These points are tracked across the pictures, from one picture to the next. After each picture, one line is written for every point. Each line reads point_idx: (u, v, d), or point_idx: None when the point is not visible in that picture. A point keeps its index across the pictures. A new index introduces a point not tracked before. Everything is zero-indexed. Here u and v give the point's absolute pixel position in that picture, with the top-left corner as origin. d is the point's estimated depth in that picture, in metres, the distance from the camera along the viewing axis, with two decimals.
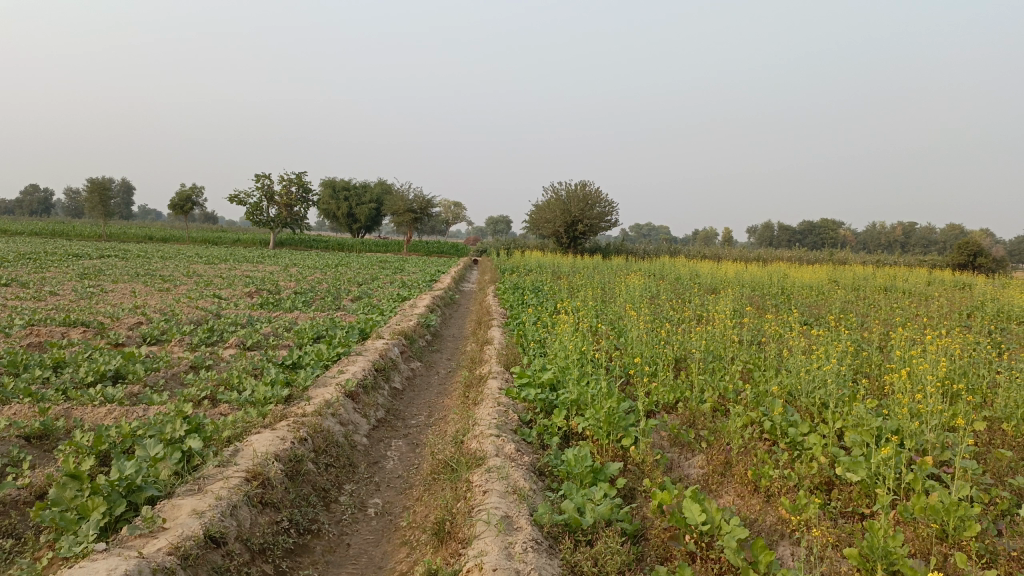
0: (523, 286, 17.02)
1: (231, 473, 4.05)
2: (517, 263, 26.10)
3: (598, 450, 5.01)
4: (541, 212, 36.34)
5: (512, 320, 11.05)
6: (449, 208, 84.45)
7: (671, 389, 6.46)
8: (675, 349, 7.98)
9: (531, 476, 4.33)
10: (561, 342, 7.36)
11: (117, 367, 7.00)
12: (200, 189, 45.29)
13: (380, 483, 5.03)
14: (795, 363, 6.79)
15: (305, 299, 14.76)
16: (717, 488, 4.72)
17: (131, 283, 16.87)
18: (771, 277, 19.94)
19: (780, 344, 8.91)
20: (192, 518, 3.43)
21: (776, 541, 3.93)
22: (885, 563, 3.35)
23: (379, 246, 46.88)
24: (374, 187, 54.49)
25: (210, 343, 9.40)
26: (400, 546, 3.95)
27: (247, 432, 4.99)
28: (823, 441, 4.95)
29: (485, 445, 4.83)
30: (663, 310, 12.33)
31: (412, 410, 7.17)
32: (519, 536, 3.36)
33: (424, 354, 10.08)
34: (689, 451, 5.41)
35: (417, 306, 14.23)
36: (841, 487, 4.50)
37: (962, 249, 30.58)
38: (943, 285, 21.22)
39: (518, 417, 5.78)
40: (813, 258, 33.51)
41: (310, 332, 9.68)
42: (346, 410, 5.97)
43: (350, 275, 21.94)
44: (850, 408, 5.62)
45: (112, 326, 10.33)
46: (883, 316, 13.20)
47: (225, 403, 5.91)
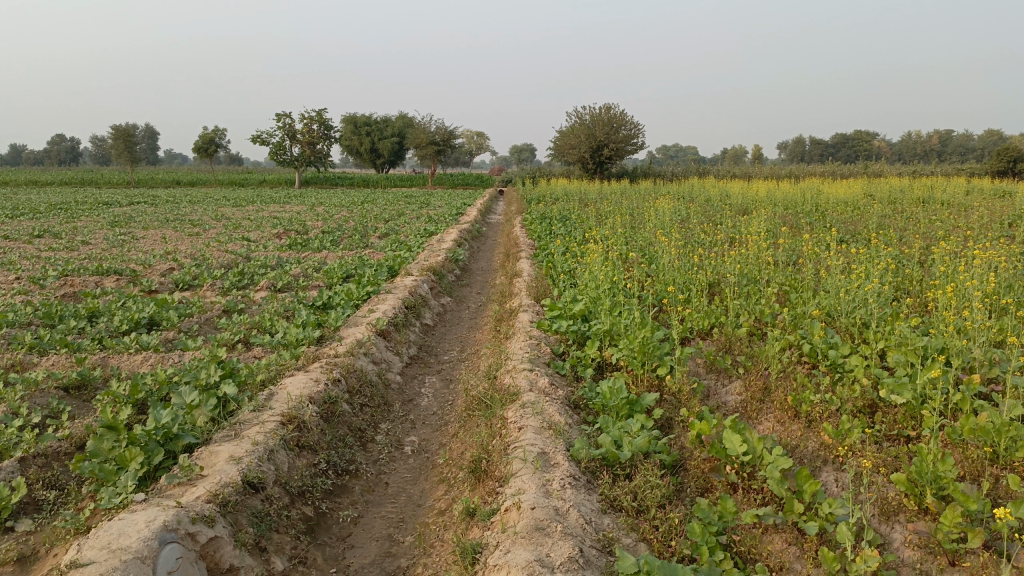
0: (551, 216, 16.77)
1: (266, 417, 4.04)
2: (543, 192, 25.81)
3: (634, 380, 4.94)
4: (566, 138, 35.66)
5: (541, 250, 10.91)
6: (472, 138, 83.29)
7: (705, 315, 6.34)
8: (709, 274, 7.81)
9: (566, 410, 4.27)
10: (592, 272, 7.23)
11: (151, 314, 7.05)
12: (223, 131, 45.09)
13: (415, 420, 5.02)
14: (834, 285, 6.61)
15: (333, 237, 14.70)
16: (757, 415, 4.63)
17: (162, 229, 16.95)
18: (805, 194, 19.47)
19: (816, 264, 8.67)
20: (229, 465, 3.44)
21: (819, 467, 3.86)
22: (934, 488, 3.24)
23: (404, 180, 46.58)
24: (395, 121, 53.81)
25: (241, 286, 9.42)
26: (438, 484, 3.94)
27: (281, 375, 5.00)
28: (865, 363, 4.82)
29: (518, 380, 4.78)
30: (695, 234, 12.08)
31: (444, 346, 7.16)
32: (556, 473, 3.31)
33: (454, 289, 10.03)
34: (726, 377, 5.32)
35: (444, 240, 14.13)
36: (885, 410, 4.39)
37: (1001, 156, 29.50)
38: (983, 194, 20.58)
39: (551, 349, 5.71)
40: (845, 173, 32.63)
41: (339, 271, 9.64)
42: (379, 348, 5.96)
43: (376, 212, 21.86)
44: (892, 328, 5.47)
45: (145, 273, 10.42)
46: (922, 230, 12.81)
47: (258, 346, 5.92)
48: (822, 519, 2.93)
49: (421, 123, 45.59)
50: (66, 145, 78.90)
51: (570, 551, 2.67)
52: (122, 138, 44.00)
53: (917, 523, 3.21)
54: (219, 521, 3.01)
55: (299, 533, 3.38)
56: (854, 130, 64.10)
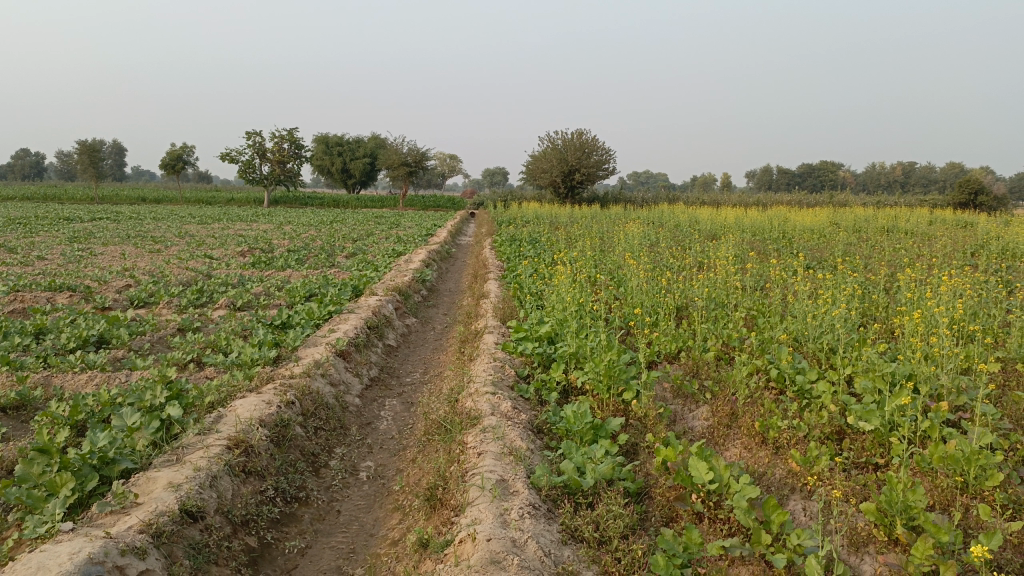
0: (520, 238, 16.68)
1: (212, 441, 3.83)
2: (514, 215, 25.77)
3: (599, 404, 4.81)
4: (537, 162, 35.78)
5: (509, 272, 10.79)
6: (444, 160, 83.29)
7: (673, 339, 6.25)
8: (677, 298, 7.75)
9: (528, 435, 4.12)
10: (559, 294, 7.12)
11: (101, 332, 6.77)
12: (192, 148, 44.53)
13: (372, 445, 4.83)
14: (802, 310, 6.57)
15: (298, 256, 14.44)
16: (724, 441, 4.52)
17: (123, 245, 16.52)
18: (772, 222, 19.65)
19: (784, 289, 8.66)
20: (167, 492, 3.23)
21: (787, 496, 3.74)
22: (905, 519, 3.14)
23: (375, 200, 46.35)
24: (367, 141, 53.63)
25: (200, 304, 9.15)
26: (392, 513, 3.75)
27: (231, 396, 4.79)
28: (833, 388, 4.75)
29: (480, 403, 4.62)
30: (664, 258, 12.05)
31: (407, 368, 6.98)
32: (515, 502, 3.15)
33: (419, 310, 9.86)
34: (693, 402, 5.21)
35: (412, 261, 13.95)
36: (853, 437, 4.30)
37: (962, 188, 30.14)
38: (945, 224, 20.97)
39: (515, 372, 5.55)
40: (812, 201, 33.12)
41: (302, 290, 9.42)
42: (337, 369, 5.77)
43: (345, 231, 21.62)
44: (860, 353, 5.42)
45: (100, 289, 10.09)
46: (888, 258, 12.94)
47: (210, 366, 5.69)
48: (790, 551, 2.80)
49: (392, 145, 45.48)
50: (30, 159, 77.48)
51: None
52: (88, 154, 43.22)
53: (887, 555, 3.10)
54: (152, 553, 2.80)
55: (240, 565, 3.17)
56: (820, 160, 65.32)
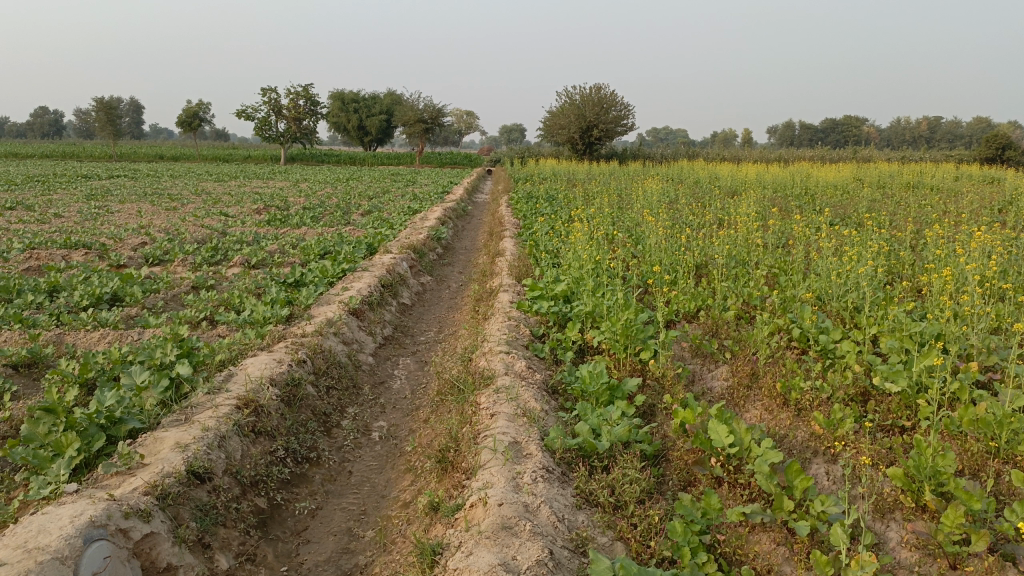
0: (537, 195, 16.46)
1: (221, 401, 3.77)
2: (531, 172, 25.47)
3: (616, 364, 4.70)
4: (555, 118, 35.26)
5: (525, 229, 10.63)
6: (461, 116, 82.49)
7: (692, 298, 6.11)
8: (696, 255, 7.58)
9: (542, 396, 4.02)
10: (576, 251, 6.97)
11: (114, 290, 6.73)
12: (207, 105, 44.28)
13: (385, 404, 4.76)
14: (826, 268, 6.39)
15: (313, 214, 14.34)
16: (744, 402, 4.41)
17: (139, 203, 16.48)
18: (795, 178, 19.27)
19: (806, 247, 8.45)
20: (175, 452, 3.18)
21: (809, 459, 3.63)
22: (933, 484, 3.03)
23: (391, 157, 46.03)
24: (382, 98, 53.10)
25: (214, 262, 9.09)
26: (405, 473, 3.69)
27: (242, 355, 4.72)
28: (858, 348, 4.61)
29: (494, 362, 4.52)
30: (683, 215, 11.82)
31: (421, 326, 6.90)
32: (528, 465, 3.06)
33: (434, 268, 9.75)
34: (712, 362, 5.10)
35: (427, 218, 13.81)
36: (878, 399, 4.17)
37: (989, 143, 29.38)
38: (971, 179, 20.50)
39: (530, 331, 5.44)
40: (835, 157, 32.48)
41: (316, 248, 9.33)
42: (350, 328, 5.69)
43: (361, 188, 21.48)
44: (886, 312, 5.26)
45: (115, 247, 10.05)
46: (913, 214, 12.63)
47: (222, 325, 5.63)
48: (814, 518, 2.70)
49: (408, 101, 44.97)
50: (48, 118, 77.59)
51: (538, 554, 2.43)
52: (105, 112, 43.14)
53: (914, 522, 3.00)
54: (157, 516, 2.75)
55: (249, 527, 3.13)
56: (844, 115, 63.98)
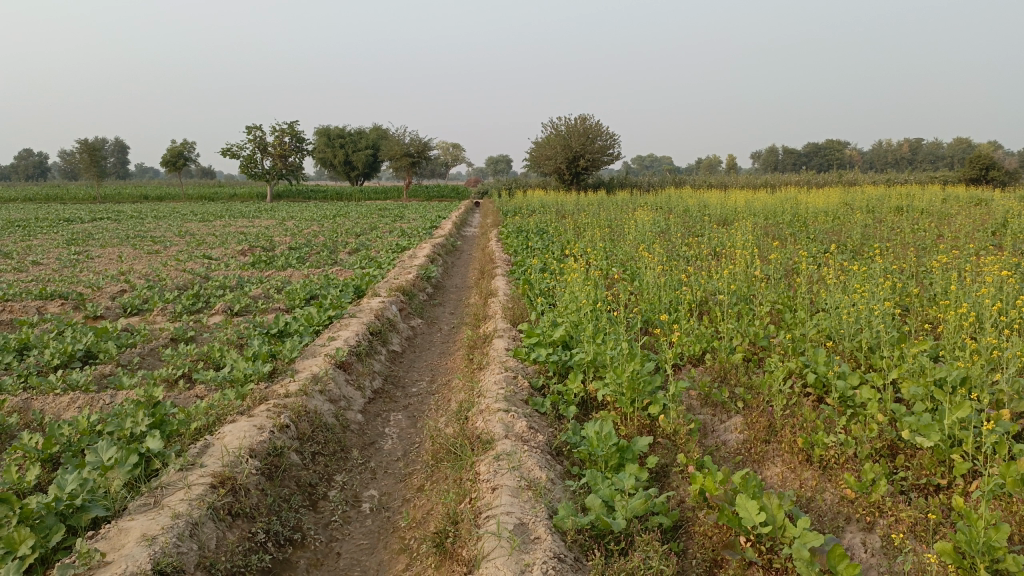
0: (527, 229, 16.23)
1: (194, 480, 3.44)
2: (519, 204, 25.29)
3: (623, 420, 4.38)
4: (541, 149, 35.21)
5: (518, 267, 10.34)
6: (447, 149, 82.56)
7: (696, 339, 5.81)
8: (696, 292, 7.31)
9: (547, 462, 3.69)
10: (572, 292, 6.68)
11: (87, 347, 6.36)
12: (192, 144, 44.10)
13: (376, 469, 4.41)
14: (834, 305, 6.12)
15: (300, 254, 14.03)
16: (763, 459, 4.10)
17: (120, 247, 16.11)
18: (784, 204, 19.15)
19: (807, 279, 8.20)
20: (140, 547, 2.84)
21: (842, 528, 3.33)
22: (988, 561, 2.72)
23: (378, 191, 45.83)
24: (368, 132, 53.08)
25: (196, 311, 8.73)
26: (399, 555, 3.35)
27: (220, 422, 4.38)
28: (879, 395, 4.31)
29: (492, 424, 4.19)
30: (676, 247, 11.58)
31: (413, 376, 6.57)
32: (537, 554, 2.75)
33: (424, 310, 9.43)
34: (724, 413, 4.79)
35: (415, 256, 13.51)
36: (907, 452, 3.87)
37: (973, 163, 29.53)
38: (958, 201, 20.48)
39: (529, 383, 5.12)
40: (821, 182, 32.53)
41: (301, 292, 9.00)
42: (337, 383, 5.36)
43: (348, 226, 21.21)
44: (903, 352, 4.98)
45: (93, 296, 9.68)
46: (908, 239, 12.46)
47: (201, 383, 5.27)
48: None
49: (394, 135, 44.94)
50: (33, 161, 77.20)
51: None
52: (89, 153, 42.82)
53: None
54: None
55: None
56: (826, 139, 64.54)
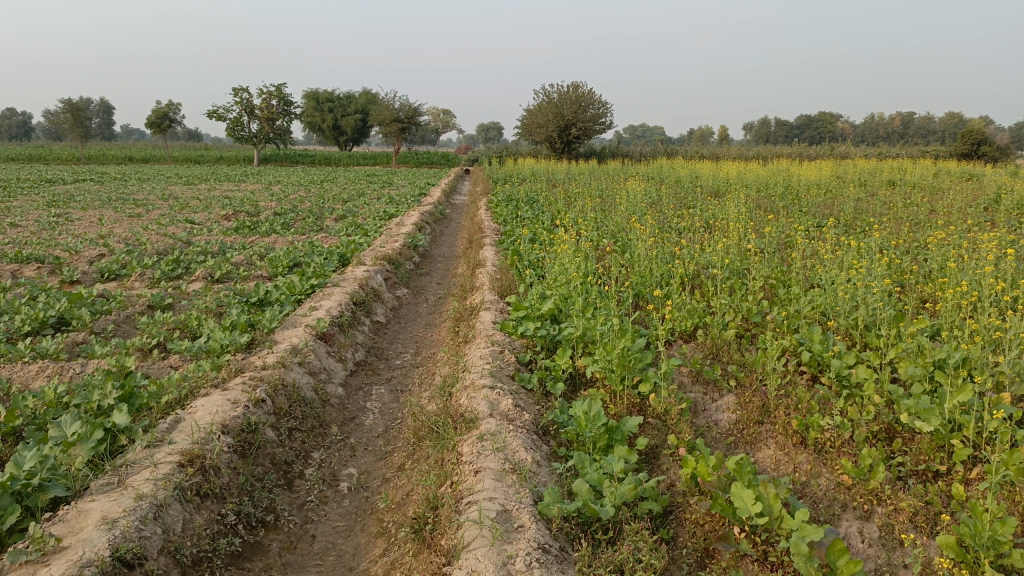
0: (517, 198, 15.97)
1: (161, 458, 3.27)
2: (509, 172, 24.99)
3: (612, 398, 4.23)
4: (533, 116, 34.75)
5: (506, 236, 10.15)
6: (438, 115, 81.56)
7: (688, 314, 5.65)
8: (688, 266, 7.14)
9: (532, 443, 3.54)
10: (562, 264, 6.50)
11: (60, 314, 6.14)
12: (178, 105, 43.31)
13: (356, 445, 4.26)
14: (830, 281, 5.97)
15: (284, 220, 13.75)
16: (756, 441, 3.98)
17: (102, 210, 15.75)
18: (776, 176, 18.97)
19: (799, 253, 8.06)
20: (99, 531, 2.67)
21: (837, 516, 3.22)
22: (992, 556, 2.60)
23: (367, 157, 45.27)
24: (357, 96, 52.28)
25: (176, 276, 8.50)
26: (377, 538, 3.21)
27: (193, 396, 4.20)
28: (877, 376, 4.18)
29: (477, 401, 4.03)
30: (668, 219, 11.40)
31: (397, 348, 6.40)
32: (520, 545, 2.60)
33: (411, 279, 9.24)
34: (715, 391, 4.66)
35: (403, 223, 13.27)
36: (905, 437, 3.75)
37: (965, 138, 29.37)
38: (950, 176, 20.37)
39: (516, 358, 4.96)
40: (813, 154, 32.32)
41: (285, 259, 8.78)
42: (318, 355, 5.19)
43: (335, 191, 20.87)
44: (901, 331, 4.84)
45: (71, 260, 9.42)
46: (900, 214, 12.34)
47: (175, 354, 5.07)
48: None
49: (384, 100, 44.28)
50: (16, 120, 75.81)
51: None
52: (73, 113, 41.94)
53: None
54: None
55: None
56: (819, 112, 64.22)
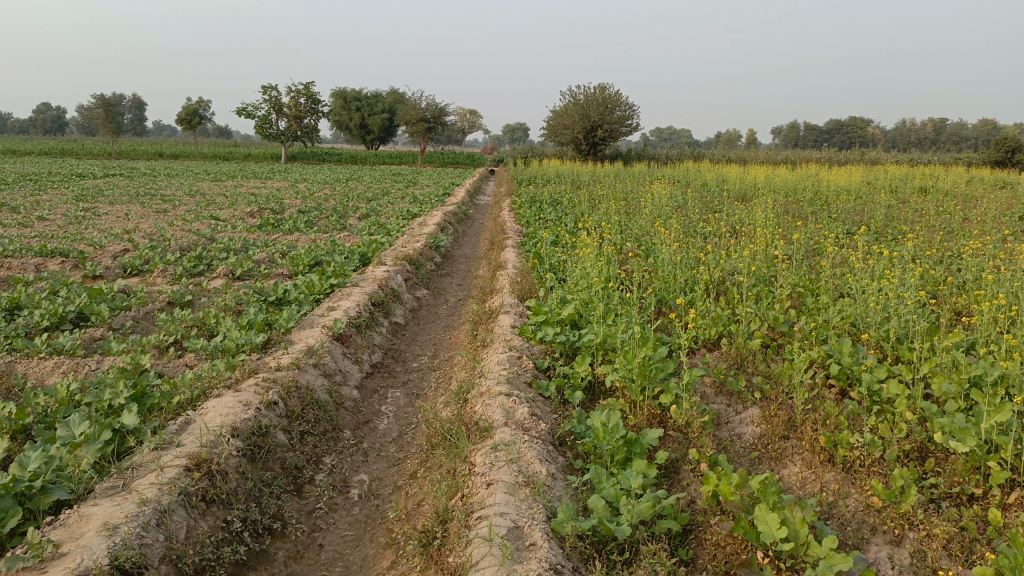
0: (541, 199, 15.84)
1: (169, 463, 3.20)
2: (534, 173, 24.88)
3: (632, 409, 4.10)
4: (559, 118, 34.61)
5: (529, 238, 10.04)
6: (464, 115, 81.72)
7: (712, 322, 5.50)
8: (713, 272, 6.99)
9: (548, 454, 3.43)
10: (584, 268, 6.38)
11: (79, 309, 6.12)
12: (208, 102, 43.74)
13: (369, 450, 4.17)
14: (861, 291, 5.78)
15: (308, 218, 13.74)
16: (781, 457, 3.83)
17: (129, 205, 15.85)
18: (805, 181, 18.68)
19: (827, 260, 7.86)
20: (100, 537, 2.60)
21: (866, 540, 3.08)
22: None
23: (393, 157, 45.41)
24: (384, 95, 52.45)
25: (197, 273, 8.49)
26: (385, 549, 3.12)
27: (205, 396, 4.14)
28: (910, 392, 4.01)
29: (492, 409, 3.92)
30: (693, 224, 11.21)
31: (414, 350, 6.31)
32: (530, 565, 2.49)
33: (431, 280, 9.16)
34: (739, 403, 4.51)
35: (426, 223, 13.21)
36: (939, 457, 3.59)
37: (999, 145, 28.74)
38: (983, 183, 19.95)
39: (534, 364, 4.85)
40: (842, 160, 31.81)
41: (306, 257, 8.74)
42: (334, 357, 5.12)
43: (360, 190, 20.90)
44: (935, 345, 4.65)
45: (95, 255, 9.45)
46: (931, 221, 12.05)
47: (190, 352, 5.02)
48: None
49: (410, 100, 44.37)
50: (51, 115, 77.14)
51: None
52: (105, 109, 42.47)
53: None
54: None
55: None
56: (849, 117, 63.40)
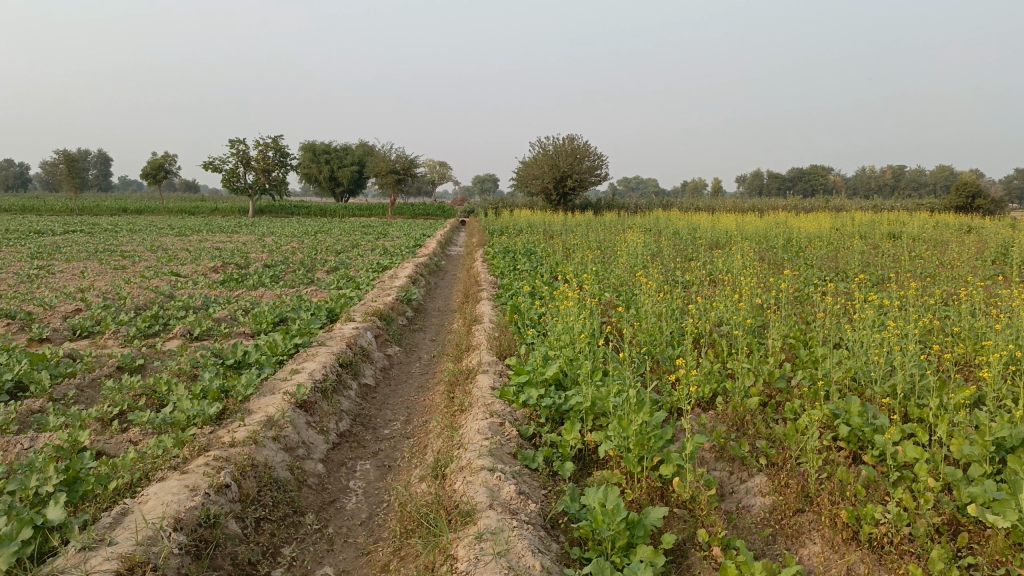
0: (514, 249, 15.54)
1: (97, 567, 2.72)
2: (506, 223, 24.68)
3: (629, 483, 3.69)
4: (529, 168, 34.67)
5: (504, 290, 9.67)
6: (433, 167, 82.08)
7: (705, 378, 5.14)
8: (699, 324, 6.65)
9: (540, 543, 3.02)
10: (566, 322, 5.99)
11: (17, 377, 5.58)
12: (174, 156, 43.25)
13: (336, 536, 3.70)
14: (858, 343, 5.46)
15: (274, 272, 13.27)
16: (798, 535, 3.46)
17: (86, 262, 15.22)
18: (777, 228, 18.63)
19: (814, 309, 7.57)
20: None
21: None
22: None
23: (362, 209, 45.09)
24: (354, 148, 52.42)
25: (152, 333, 7.98)
26: None
27: (148, 480, 3.65)
28: (932, 457, 3.64)
29: (474, 488, 3.50)
30: (672, 273, 10.93)
31: (386, 415, 5.85)
32: None
33: (403, 336, 8.73)
34: (743, 470, 4.13)
35: (397, 276, 12.79)
36: (974, 532, 3.22)
37: (959, 191, 29.22)
38: (950, 228, 20.13)
39: (518, 432, 4.43)
40: (809, 207, 32.08)
41: (270, 315, 8.28)
42: (297, 427, 4.65)
43: (329, 243, 20.44)
44: (947, 401, 4.30)
45: (44, 317, 8.87)
46: (907, 266, 11.92)
47: (135, 427, 4.52)
48: None
49: (380, 152, 44.30)
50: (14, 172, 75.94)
51: None
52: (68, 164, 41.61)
53: None
54: None
55: None
56: (811, 166, 64.74)
